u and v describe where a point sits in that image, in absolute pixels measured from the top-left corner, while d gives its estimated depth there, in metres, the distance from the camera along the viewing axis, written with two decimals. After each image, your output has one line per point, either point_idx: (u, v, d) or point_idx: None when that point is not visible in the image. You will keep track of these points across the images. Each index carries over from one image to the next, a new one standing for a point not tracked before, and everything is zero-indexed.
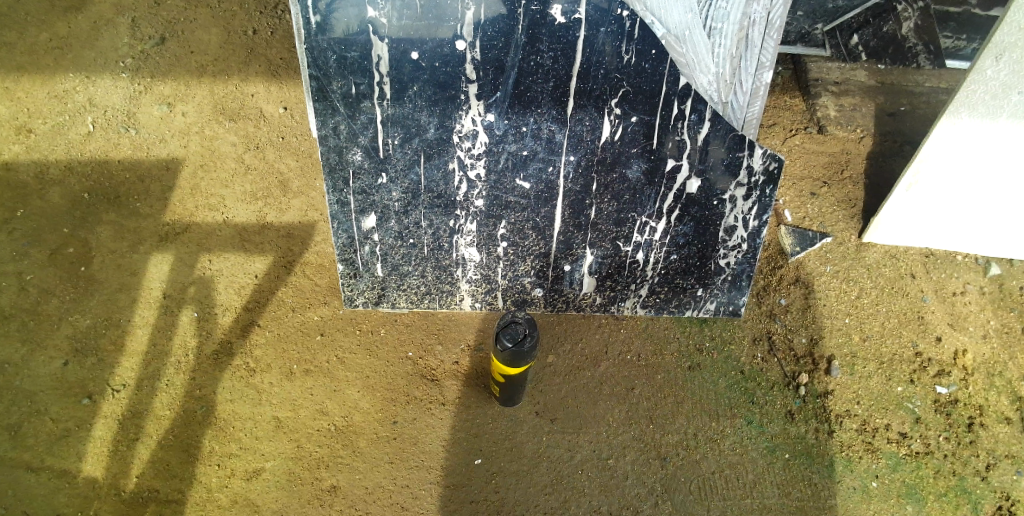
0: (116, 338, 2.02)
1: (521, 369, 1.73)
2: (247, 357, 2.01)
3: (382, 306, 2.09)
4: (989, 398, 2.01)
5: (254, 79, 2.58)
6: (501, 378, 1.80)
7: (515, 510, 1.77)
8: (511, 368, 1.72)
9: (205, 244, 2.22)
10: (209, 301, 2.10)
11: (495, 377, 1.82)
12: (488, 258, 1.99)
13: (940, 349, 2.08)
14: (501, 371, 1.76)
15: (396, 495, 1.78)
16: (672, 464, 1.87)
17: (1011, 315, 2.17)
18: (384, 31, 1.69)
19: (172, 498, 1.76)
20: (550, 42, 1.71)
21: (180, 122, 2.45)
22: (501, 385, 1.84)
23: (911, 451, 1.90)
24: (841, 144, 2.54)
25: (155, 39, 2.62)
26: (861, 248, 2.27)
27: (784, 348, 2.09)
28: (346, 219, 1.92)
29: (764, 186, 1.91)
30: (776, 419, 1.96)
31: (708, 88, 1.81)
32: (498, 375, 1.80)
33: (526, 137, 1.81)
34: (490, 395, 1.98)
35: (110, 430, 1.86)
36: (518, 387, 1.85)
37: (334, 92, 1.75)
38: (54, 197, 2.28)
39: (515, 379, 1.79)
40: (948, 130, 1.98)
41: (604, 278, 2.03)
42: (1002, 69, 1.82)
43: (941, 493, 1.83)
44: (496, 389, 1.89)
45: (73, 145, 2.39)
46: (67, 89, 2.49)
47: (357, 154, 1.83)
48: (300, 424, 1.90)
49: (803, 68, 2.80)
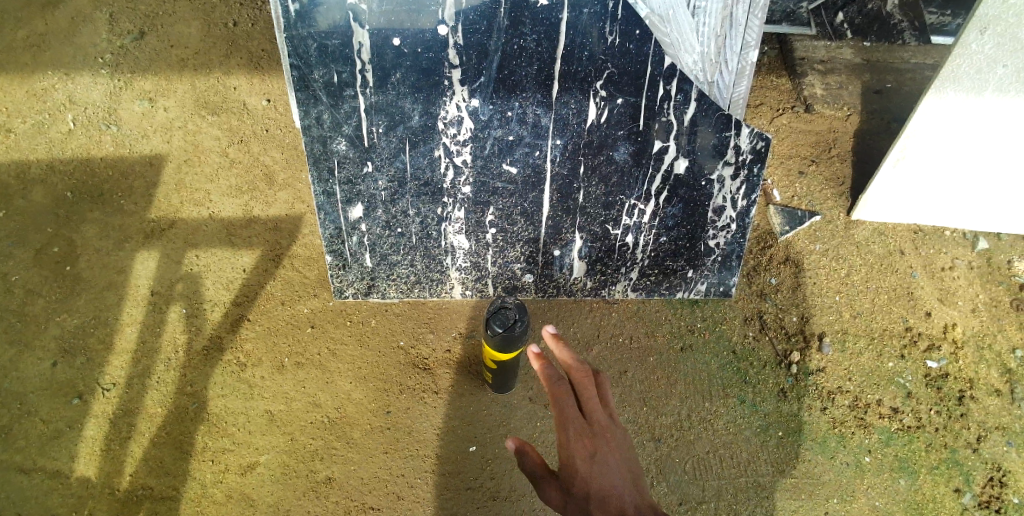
0: (105, 337, 2.01)
1: (511, 354, 1.73)
2: (239, 352, 2.00)
3: (371, 297, 2.03)
4: (979, 371, 2.03)
5: (235, 70, 2.52)
6: (493, 362, 1.80)
7: (511, 496, 1.82)
8: (501, 351, 1.71)
9: (192, 240, 2.18)
10: (197, 297, 2.08)
11: (487, 363, 1.82)
12: (478, 245, 1.96)
13: (930, 323, 2.10)
14: (492, 356, 1.76)
15: (392, 485, 1.82)
16: (666, 445, 1.91)
17: (1000, 288, 2.18)
18: (365, 18, 1.68)
19: (167, 494, 1.79)
20: (533, 24, 1.70)
21: (162, 117, 2.40)
22: (493, 371, 1.84)
23: (902, 425, 1.94)
24: (828, 122, 2.52)
25: (134, 33, 2.56)
26: (850, 226, 2.28)
27: (775, 327, 2.09)
28: (332, 210, 1.89)
29: (751, 165, 1.91)
30: (769, 398, 1.98)
31: (694, 67, 1.82)
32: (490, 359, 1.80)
33: (511, 122, 1.80)
34: (485, 386, 1.98)
35: (101, 429, 1.88)
36: (513, 371, 1.85)
37: (315, 81, 1.73)
38: (36, 197, 2.24)
39: (506, 364, 1.79)
40: (934, 105, 1.98)
41: (595, 262, 2.00)
42: (986, 42, 1.81)
43: (933, 466, 1.89)
44: (491, 377, 1.89)
45: (55, 143, 2.34)
46: (46, 87, 2.44)
47: (341, 144, 1.81)
48: (293, 417, 1.91)
49: (788, 48, 2.72)
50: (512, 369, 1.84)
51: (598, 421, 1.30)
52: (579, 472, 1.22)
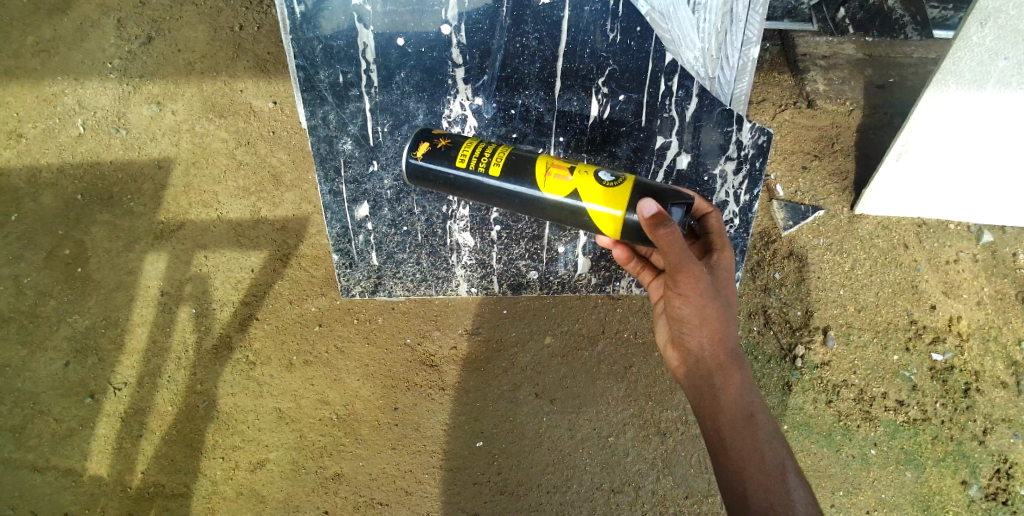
0: (116, 337, 2.04)
1: (612, 216, 1.38)
2: (247, 350, 2.02)
3: (378, 295, 2.07)
4: (985, 364, 2.04)
5: (241, 74, 2.50)
6: (565, 185, 1.41)
7: (517, 490, 1.84)
8: (616, 199, 1.37)
9: (200, 241, 2.20)
10: (206, 296, 2.11)
11: (552, 178, 1.42)
12: (483, 242, 1.99)
13: (935, 317, 2.10)
14: (587, 182, 1.39)
15: (400, 480, 1.85)
16: (672, 439, 1.91)
17: (1005, 281, 2.18)
18: (369, 19, 1.72)
19: (178, 492, 1.83)
20: (535, 23, 1.73)
21: (170, 120, 2.41)
22: (532, 181, 1.43)
23: (909, 418, 1.95)
24: (831, 118, 2.51)
25: (141, 38, 2.55)
26: (854, 221, 2.29)
27: (780, 321, 2.10)
28: (339, 209, 1.92)
29: (754, 159, 1.90)
30: (774, 392, 2.00)
31: (694, 63, 1.83)
32: (573, 173, 1.41)
33: (515, 119, 1.81)
34: (426, 144, 1.49)
35: (113, 428, 1.92)
36: (525, 204, 1.46)
37: (322, 82, 1.77)
38: (46, 200, 2.26)
39: (563, 200, 1.41)
40: (936, 99, 1.98)
41: (599, 256, 2.04)
42: (987, 34, 1.80)
43: (939, 458, 1.91)
44: (502, 165, 1.45)
45: (64, 147, 2.35)
46: (56, 92, 2.44)
47: (347, 143, 1.83)
48: (301, 414, 1.93)
49: (791, 43, 2.71)
50: (535, 203, 1.45)
51: (710, 242, 1.46)
52: (721, 287, 1.38)
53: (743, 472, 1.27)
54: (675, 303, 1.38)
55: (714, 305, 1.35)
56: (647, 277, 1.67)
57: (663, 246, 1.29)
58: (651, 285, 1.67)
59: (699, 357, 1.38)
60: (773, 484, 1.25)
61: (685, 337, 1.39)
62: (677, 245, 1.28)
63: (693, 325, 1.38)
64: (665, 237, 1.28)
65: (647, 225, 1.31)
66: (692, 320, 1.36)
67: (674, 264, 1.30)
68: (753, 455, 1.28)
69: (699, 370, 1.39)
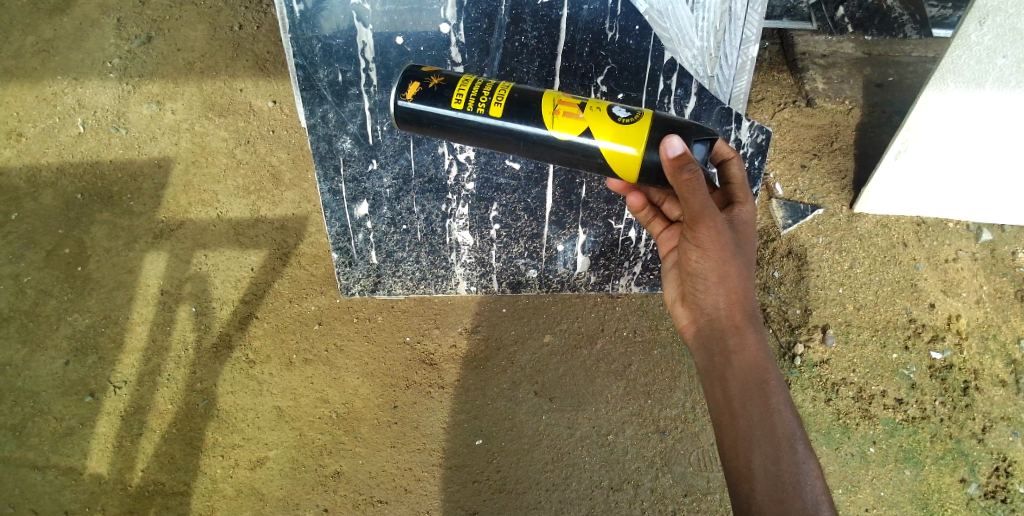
0: (116, 335, 2.05)
1: (628, 156, 1.24)
2: (247, 349, 2.02)
3: (378, 293, 2.08)
4: (984, 362, 2.04)
5: (241, 73, 2.51)
6: (577, 123, 1.27)
7: (516, 488, 1.82)
8: (632, 136, 1.23)
9: (199, 240, 2.21)
10: (206, 295, 2.11)
11: (562, 116, 1.28)
12: (482, 241, 1.99)
13: (933, 315, 2.10)
14: (599, 119, 1.25)
15: (400, 477, 1.83)
16: (671, 437, 1.90)
17: (1004, 279, 2.18)
18: (367, 18, 1.71)
19: (177, 490, 1.81)
20: (534, 21, 1.73)
21: (169, 120, 2.41)
22: (539, 119, 1.29)
23: (908, 416, 1.95)
24: (830, 116, 2.51)
25: (141, 38, 2.56)
26: (853, 219, 2.29)
27: (779, 319, 2.11)
28: (338, 208, 1.92)
29: (752, 158, 1.92)
30: None
31: (693, 62, 1.82)
32: (584, 110, 1.28)
33: None
34: (416, 83, 1.35)
35: (113, 426, 1.91)
36: (531, 146, 1.32)
37: (321, 81, 1.77)
38: (47, 199, 2.26)
39: (575, 140, 1.27)
40: (935, 98, 1.98)
41: (597, 257, 2.05)
42: (985, 33, 1.80)
43: (939, 456, 1.89)
44: (504, 103, 1.31)
45: (64, 146, 2.36)
46: (56, 91, 2.45)
47: (346, 142, 1.84)
48: (301, 412, 1.93)
49: (789, 42, 2.72)
50: (541, 144, 1.31)
51: (731, 193, 1.32)
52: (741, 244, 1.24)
53: (752, 444, 1.14)
54: (692, 256, 1.24)
55: (735, 262, 1.21)
56: (657, 227, 1.54)
57: (684, 191, 1.15)
58: (661, 236, 1.52)
59: (713, 317, 1.25)
60: (781, 459, 1.11)
61: (700, 295, 1.26)
62: (700, 191, 1.15)
63: (709, 283, 1.24)
64: (688, 181, 1.14)
65: (670, 166, 1.17)
66: (709, 275, 1.23)
67: (695, 212, 1.17)
68: (766, 429, 1.14)
69: (712, 331, 1.26)
